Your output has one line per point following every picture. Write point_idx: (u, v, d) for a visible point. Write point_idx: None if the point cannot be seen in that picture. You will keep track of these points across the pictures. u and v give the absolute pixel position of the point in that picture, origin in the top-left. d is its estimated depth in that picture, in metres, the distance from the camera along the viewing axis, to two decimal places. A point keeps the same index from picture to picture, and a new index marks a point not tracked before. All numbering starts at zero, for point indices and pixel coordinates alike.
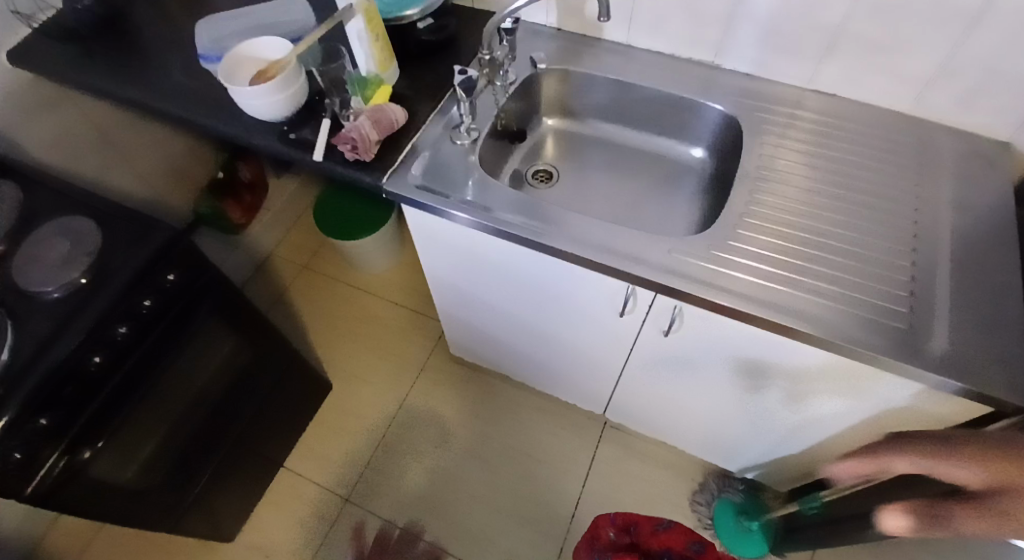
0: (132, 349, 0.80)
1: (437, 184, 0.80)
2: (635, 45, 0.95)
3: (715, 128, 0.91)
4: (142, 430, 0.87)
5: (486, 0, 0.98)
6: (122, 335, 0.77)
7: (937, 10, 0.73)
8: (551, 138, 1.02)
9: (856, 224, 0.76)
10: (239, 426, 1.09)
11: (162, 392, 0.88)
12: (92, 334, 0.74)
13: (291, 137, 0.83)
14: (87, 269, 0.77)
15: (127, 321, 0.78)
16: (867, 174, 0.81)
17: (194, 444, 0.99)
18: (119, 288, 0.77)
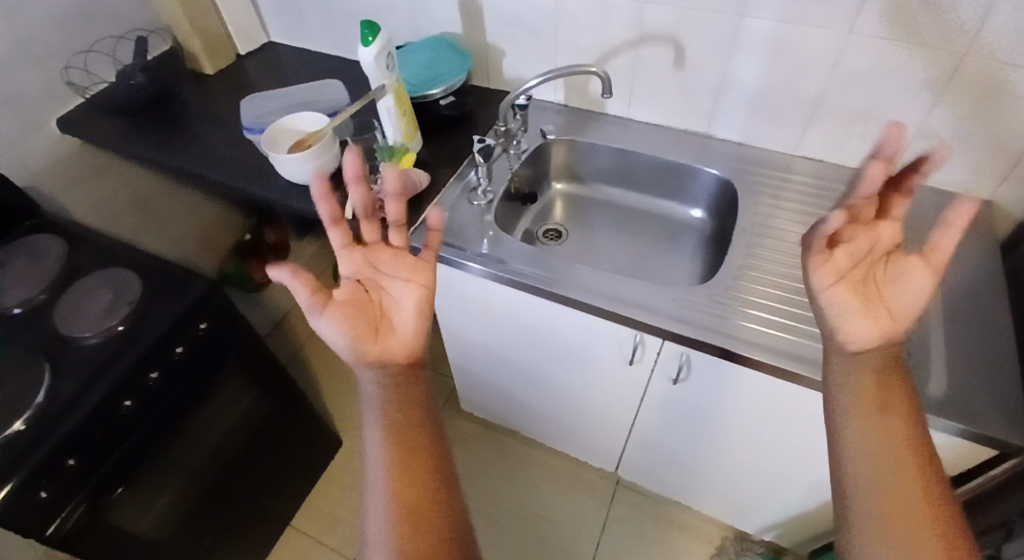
0: (160, 396, 0.83)
1: (456, 240, 0.87)
2: (635, 117, 1.04)
3: (711, 190, 0.99)
4: (159, 479, 0.89)
5: (500, 82, 1.09)
6: (153, 381, 0.81)
7: (903, 82, 0.82)
8: (561, 200, 1.09)
9: None
10: (251, 481, 1.09)
11: (182, 442, 0.90)
12: (126, 380, 0.77)
13: (323, 199, 0.90)
14: (126, 318, 0.82)
15: (159, 367, 0.82)
16: None
17: (207, 496, 0.99)
18: (155, 336, 0.81)
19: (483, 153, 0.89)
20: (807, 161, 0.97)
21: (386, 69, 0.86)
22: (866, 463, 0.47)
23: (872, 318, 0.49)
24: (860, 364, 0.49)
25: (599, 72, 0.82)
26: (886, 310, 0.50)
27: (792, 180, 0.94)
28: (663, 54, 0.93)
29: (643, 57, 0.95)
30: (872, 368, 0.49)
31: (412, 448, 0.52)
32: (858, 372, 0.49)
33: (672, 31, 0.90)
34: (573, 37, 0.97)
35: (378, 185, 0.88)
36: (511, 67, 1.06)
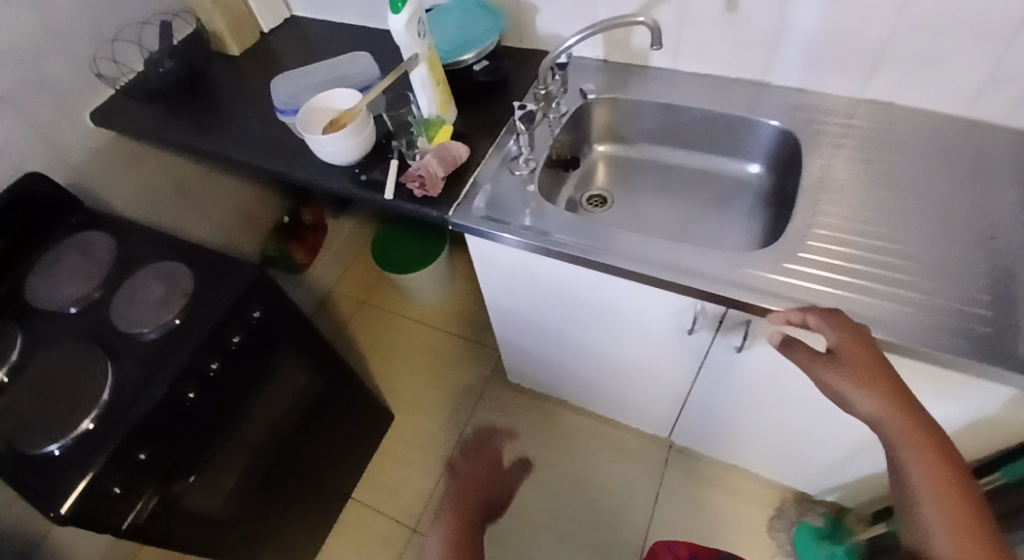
0: (220, 386, 0.83)
1: (500, 213, 0.83)
2: (681, 69, 0.98)
3: (770, 144, 0.93)
4: (225, 462, 0.91)
5: (536, 40, 1.03)
6: (212, 372, 0.81)
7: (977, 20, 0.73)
8: (604, 163, 1.04)
9: (925, 229, 0.75)
10: (310, 457, 1.12)
11: (243, 426, 0.92)
12: (188, 370, 0.78)
13: (362, 178, 0.88)
14: (180, 310, 0.82)
15: (216, 357, 0.82)
16: (930, 179, 0.80)
17: (273, 472, 1.02)
18: (212, 326, 0.82)
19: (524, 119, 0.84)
20: (874, 106, 0.89)
21: (417, 36, 0.82)
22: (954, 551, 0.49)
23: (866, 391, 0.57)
24: (896, 434, 0.55)
25: (650, 23, 0.76)
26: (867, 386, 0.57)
27: (858, 128, 0.87)
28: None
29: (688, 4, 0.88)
30: (903, 432, 0.54)
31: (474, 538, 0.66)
32: (907, 447, 0.54)
33: None
34: None
35: (417, 160, 0.85)
36: (546, 24, 1.00)
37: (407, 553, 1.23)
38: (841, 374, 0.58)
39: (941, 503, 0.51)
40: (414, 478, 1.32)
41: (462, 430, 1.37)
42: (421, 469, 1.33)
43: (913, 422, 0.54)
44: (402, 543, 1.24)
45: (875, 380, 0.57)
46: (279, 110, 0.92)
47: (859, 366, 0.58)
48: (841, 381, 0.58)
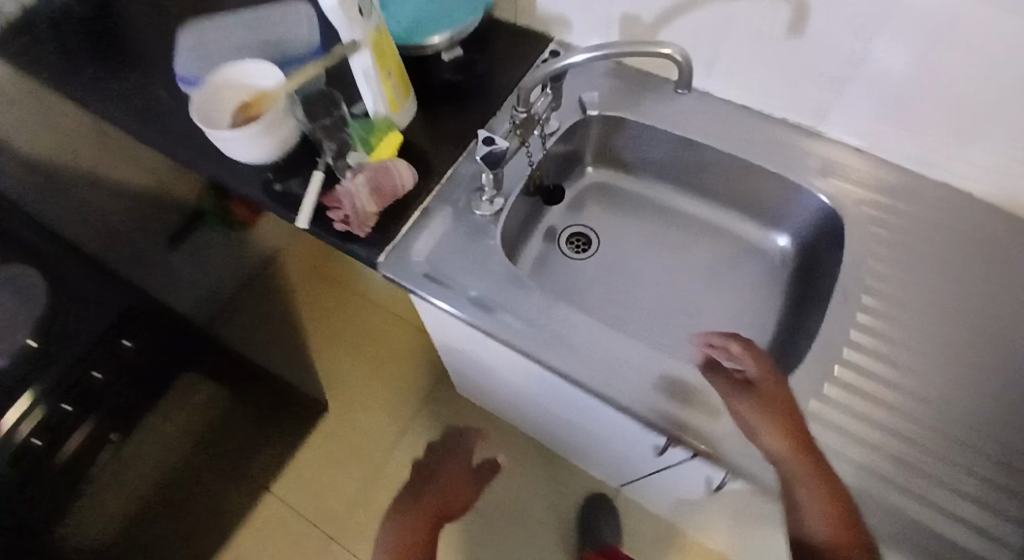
0: (78, 429, 0.68)
1: (445, 269, 0.64)
2: (710, 91, 0.76)
3: (805, 213, 0.72)
4: (101, 502, 0.77)
5: (532, 19, 0.80)
6: (64, 416, 0.66)
7: None
8: (595, 193, 0.84)
9: (986, 383, 0.56)
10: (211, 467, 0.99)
11: (120, 461, 0.77)
12: (29, 418, 0.62)
13: (276, 189, 0.68)
14: (35, 331, 0.64)
15: (69, 397, 0.66)
16: (1003, 308, 0.60)
17: (159, 495, 0.90)
18: (65, 363, 0.65)
19: (490, 157, 0.61)
20: (951, 188, 0.68)
21: (360, 15, 0.59)
22: None
23: (779, 421, 0.52)
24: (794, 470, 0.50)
25: (679, 58, 0.54)
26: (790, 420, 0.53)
27: (925, 216, 0.66)
28: (768, 11, 0.61)
29: (734, 12, 0.64)
30: (806, 473, 0.50)
31: None
32: (804, 482, 0.49)
33: None
34: None
35: (347, 181, 0.65)
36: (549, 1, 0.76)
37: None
38: (752, 400, 0.54)
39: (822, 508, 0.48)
40: (341, 480, 1.23)
41: (401, 437, 1.26)
42: (350, 470, 1.23)
43: (812, 458, 0.50)
44: (316, 551, 1.16)
45: (786, 417, 0.53)
46: (184, 79, 0.70)
47: (774, 400, 0.54)
48: (750, 407, 0.54)
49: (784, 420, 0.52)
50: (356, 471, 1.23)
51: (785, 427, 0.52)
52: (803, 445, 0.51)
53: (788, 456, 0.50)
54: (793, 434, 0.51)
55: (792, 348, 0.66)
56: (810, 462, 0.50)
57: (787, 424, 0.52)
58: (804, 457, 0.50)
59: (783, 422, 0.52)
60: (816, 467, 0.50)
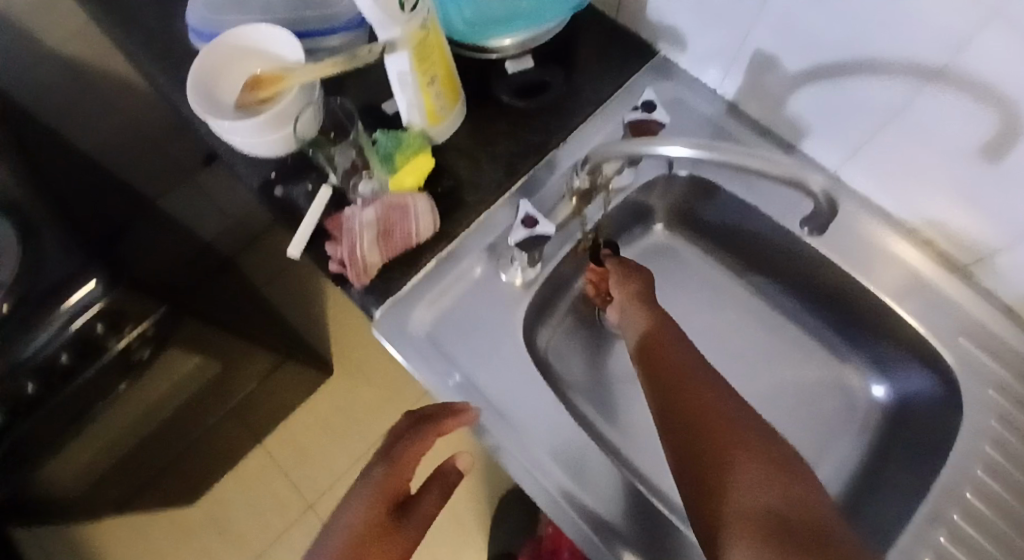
0: (44, 404, 0.65)
1: (448, 342, 0.53)
2: (842, 177, 0.58)
3: (917, 365, 0.58)
4: (86, 448, 0.77)
5: (639, 24, 0.62)
6: (30, 394, 0.63)
7: None
8: (654, 254, 0.69)
9: None
10: (215, 414, 0.97)
11: (104, 417, 0.74)
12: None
13: (276, 193, 0.56)
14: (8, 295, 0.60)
15: (36, 376, 0.62)
16: None
17: (142, 453, 0.87)
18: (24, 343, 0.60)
19: (528, 243, 0.50)
20: None
21: (402, 11, 0.43)
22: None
23: (674, 370, 0.39)
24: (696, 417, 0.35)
25: (822, 199, 0.39)
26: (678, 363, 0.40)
27: None
28: (968, 116, 0.44)
29: (917, 101, 0.46)
30: (719, 437, 0.33)
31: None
32: (715, 449, 0.33)
33: (1005, 88, 0.40)
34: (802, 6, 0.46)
35: (353, 209, 0.52)
36: (665, 9, 0.57)
37: (297, 526, 1.15)
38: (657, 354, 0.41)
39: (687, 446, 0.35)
40: (331, 449, 1.20)
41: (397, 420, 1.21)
42: (342, 443, 1.20)
43: (723, 416, 0.35)
44: (294, 515, 1.16)
45: (681, 369, 0.39)
46: (196, 31, 0.58)
47: (669, 354, 0.41)
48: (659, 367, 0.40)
49: (691, 384, 0.38)
50: (348, 445, 1.20)
51: (689, 383, 0.38)
52: (706, 403, 0.36)
53: (696, 418, 0.35)
54: (700, 397, 0.36)
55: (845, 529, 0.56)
56: (725, 421, 0.35)
57: (692, 387, 0.37)
58: (717, 428, 0.34)
59: (683, 372, 0.39)
60: (734, 426, 0.34)
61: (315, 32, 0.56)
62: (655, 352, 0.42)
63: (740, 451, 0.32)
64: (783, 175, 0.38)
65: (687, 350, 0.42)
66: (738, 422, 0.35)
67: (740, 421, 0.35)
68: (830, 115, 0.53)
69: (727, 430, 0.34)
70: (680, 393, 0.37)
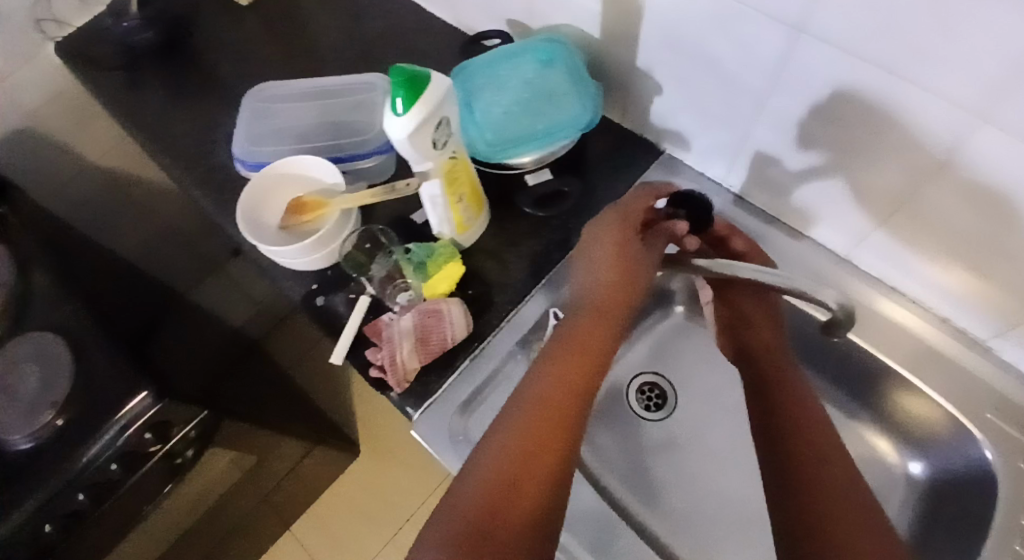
0: (94, 515, 0.68)
1: None
2: (851, 258, 0.61)
3: (948, 437, 0.59)
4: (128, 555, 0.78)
5: (646, 126, 0.67)
6: (80, 506, 0.66)
7: None
8: (674, 337, 0.72)
9: None
10: (251, 503, 0.98)
11: (150, 520, 0.77)
12: (42, 513, 0.64)
13: (318, 303, 0.60)
14: (65, 408, 0.68)
15: (88, 488, 0.67)
16: None
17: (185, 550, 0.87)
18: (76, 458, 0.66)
19: None
20: None
21: (434, 149, 0.48)
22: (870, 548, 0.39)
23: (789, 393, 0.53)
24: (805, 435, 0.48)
25: (835, 307, 0.47)
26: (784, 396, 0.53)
27: None
28: (968, 205, 0.47)
29: (918, 198, 0.50)
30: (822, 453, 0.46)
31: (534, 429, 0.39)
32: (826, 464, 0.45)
33: (1003, 183, 0.43)
34: (797, 115, 0.51)
35: (391, 317, 0.57)
36: (667, 115, 0.63)
37: None
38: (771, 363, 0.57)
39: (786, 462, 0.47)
40: (362, 533, 1.20)
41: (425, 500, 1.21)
42: (372, 526, 1.20)
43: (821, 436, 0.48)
44: None
45: (791, 400, 0.52)
46: (244, 162, 0.65)
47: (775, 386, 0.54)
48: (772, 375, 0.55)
49: (796, 410, 0.51)
50: (378, 528, 1.20)
51: (805, 411, 0.50)
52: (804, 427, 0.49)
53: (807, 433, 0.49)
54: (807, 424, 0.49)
55: None
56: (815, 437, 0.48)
57: (799, 414, 0.51)
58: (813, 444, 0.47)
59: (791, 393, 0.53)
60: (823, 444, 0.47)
61: (350, 156, 0.64)
62: (767, 391, 0.54)
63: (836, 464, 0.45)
64: (791, 287, 0.47)
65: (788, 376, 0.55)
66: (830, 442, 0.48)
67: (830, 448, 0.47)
68: (832, 203, 0.57)
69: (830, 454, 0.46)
70: (787, 427, 0.50)
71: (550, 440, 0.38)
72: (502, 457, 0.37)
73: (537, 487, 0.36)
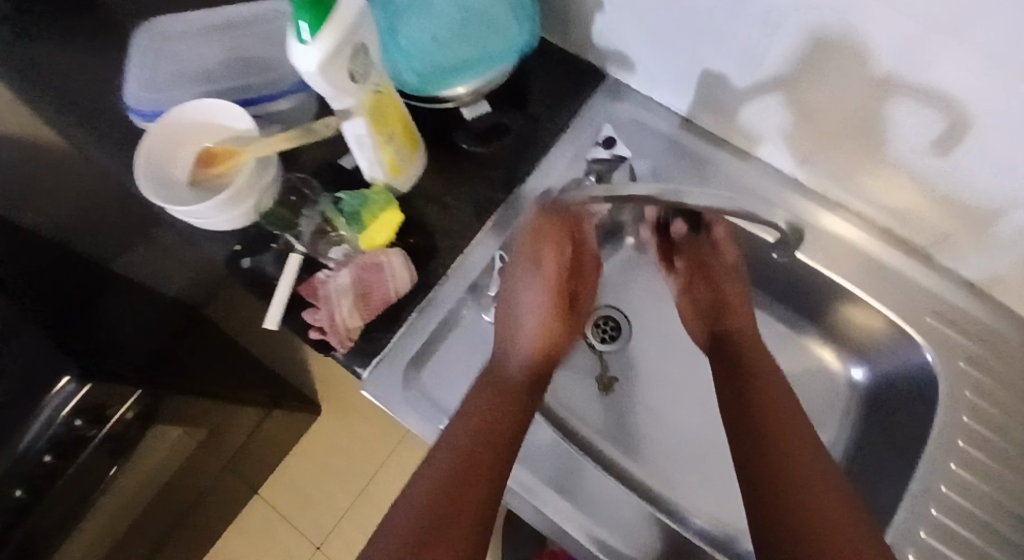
0: None
1: (439, 392, 0.54)
2: (800, 179, 0.60)
3: (891, 347, 0.61)
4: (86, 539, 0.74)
5: (587, 49, 0.62)
6: None
7: None
8: (628, 270, 0.71)
9: None
10: (215, 471, 0.95)
11: (106, 500, 0.76)
12: None
13: (243, 264, 0.55)
14: None
15: (53, 446, 0.74)
16: None
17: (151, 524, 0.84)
18: None
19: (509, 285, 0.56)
20: None
21: (351, 83, 0.42)
22: (812, 492, 0.41)
23: (752, 356, 0.55)
24: (759, 392, 0.51)
25: (782, 230, 0.45)
26: (747, 357, 0.55)
27: None
28: (914, 117, 0.45)
29: (866, 113, 0.48)
30: (773, 409, 0.49)
31: (473, 451, 0.44)
32: (774, 421, 0.48)
33: (951, 92, 0.41)
34: (747, 29, 0.47)
35: (327, 275, 0.52)
36: (610, 35, 0.58)
37: None
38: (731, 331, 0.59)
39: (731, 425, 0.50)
40: (331, 489, 1.19)
41: (386, 456, 1.20)
42: (341, 482, 1.19)
43: (776, 392, 0.51)
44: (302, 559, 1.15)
45: (747, 361, 0.55)
46: (136, 110, 0.57)
47: (737, 348, 0.56)
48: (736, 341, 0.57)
49: (751, 370, 0.53)
50: (348, 482, 1.19)
51: (760, 369, 0.53)
52: (758, 384, 0.51)
53: (761, 388, 0.51)
54: (759, 378, 0.52)
55: None
56: (769, 397, 0.50)
57: (756, 374, 0.53)
58: (766, 401, 0.50)
59: (750, 357, 0.55)
60: (778, 403, 0.49)
61: (263, 98, 0.57)
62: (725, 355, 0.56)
63: (782, 422, 0.48)
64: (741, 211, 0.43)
65: (750, 341, 0.57)
66: (785, 398, 0.50)
67: (785, 404, 0.49)
68: (780, 122, 0.55)
69: (783, 408, 0.49)
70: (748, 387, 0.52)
71: (483, 463, 0.43)
72: (437, 485, 0.42)
73: (470, 511, 0.41)
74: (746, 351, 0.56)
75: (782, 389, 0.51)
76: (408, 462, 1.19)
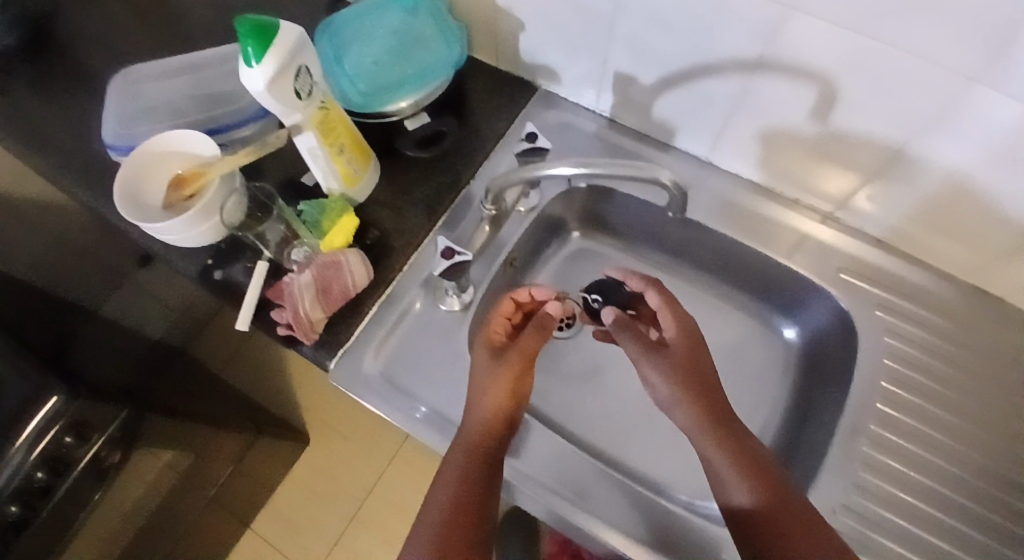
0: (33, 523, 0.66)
1: (402, 377, 0.58)
2: (715, 161, 0.67)
3: (813, 304, 0.66)
4: None
5: (516, 65, 0.70)
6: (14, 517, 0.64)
7: None
8: (577, 260, 0.76)
9: (977, 526, 0.54)
10: (196, 508, 0.91)
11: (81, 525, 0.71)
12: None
13: (217, 276, 0.60)
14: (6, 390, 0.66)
15: (19, 497, 0.64)
16: (1001, 439, 0.57)
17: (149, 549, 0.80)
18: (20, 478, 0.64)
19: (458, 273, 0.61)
20: (968, 295, 0.62)
21: (299, 99, 0.49)
22: None
23: (732, 440, 0.47)
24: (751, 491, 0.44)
25: (670, 184, 0.49)
26: (731, 435, 0.47)
27: (940, 324, 0.61)
28: (796, 95, 0.53)
29: (754, 92, 0.55)
30: (771, 509, 0.43)
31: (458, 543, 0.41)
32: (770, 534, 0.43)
33: (814, 65, 0.49)
34: (643, 29, 0.55)
35: (292, 276, 0.57)
36: (535, 50, 0.66)
37: None
38: (695, 398, 0.48)
39: (742, 471, 0.45)
40: (323, 517, 1.19)
41: (374, 484, 1.21)
42: (335, 507, 1.19)
43: (766, 488, 0.44)
44: None
45: (739, 443, 0.47)
46: (116, 145, 0.63)
47: (709, 419, 0.47)
48: (711, 426, 0.47)
49: (743, 462, 0.46)
50: (341, 507, 1.19)
51: (748, 455, 0.46)
52: (750, 487, 0.44)
53: (748, 483, 0.45)
54: (752, 469, 0.45)
55: (788, 462, 0.63)
56: (766, 501, 0.44)
57: (747, 467, 0.45)
58: (754, 506, 0.44)
59: (736, 441, 0.47)
60: (780, 508, 0.44)
61: (226, 126, 0.64)
62: (714, 425, 0.47)
63: (772, 524, 0.43)
64: (639, 175, 0.48)
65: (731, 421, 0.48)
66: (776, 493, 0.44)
67: (794, 512, 0.43)
68: (688, 111, 0.62)
69: (792, 513, 0.43)
70: (743, 467, 0.45)
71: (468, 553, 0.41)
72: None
73: None
74: (729, 433, 0.47)
75: (778, 479, 0.45)
76: (395, 488, 1.20)
